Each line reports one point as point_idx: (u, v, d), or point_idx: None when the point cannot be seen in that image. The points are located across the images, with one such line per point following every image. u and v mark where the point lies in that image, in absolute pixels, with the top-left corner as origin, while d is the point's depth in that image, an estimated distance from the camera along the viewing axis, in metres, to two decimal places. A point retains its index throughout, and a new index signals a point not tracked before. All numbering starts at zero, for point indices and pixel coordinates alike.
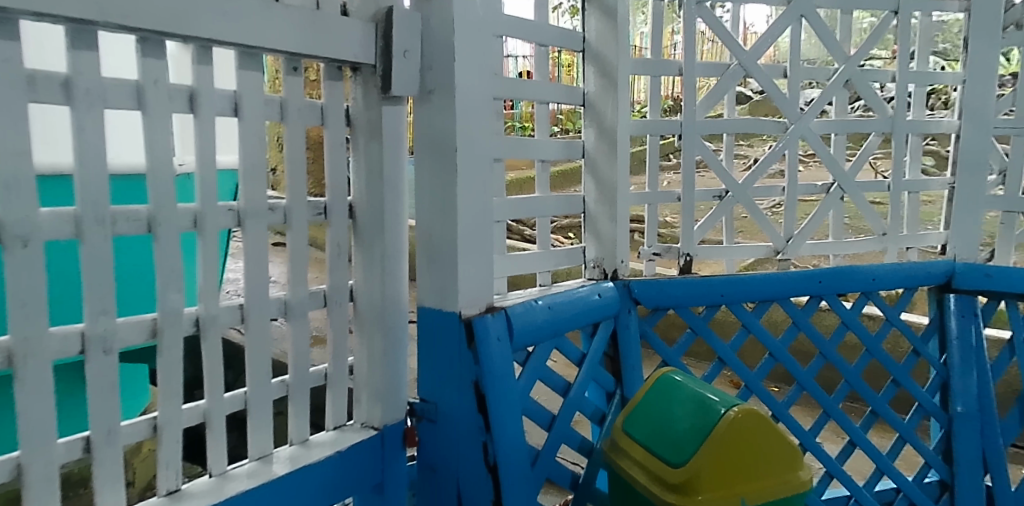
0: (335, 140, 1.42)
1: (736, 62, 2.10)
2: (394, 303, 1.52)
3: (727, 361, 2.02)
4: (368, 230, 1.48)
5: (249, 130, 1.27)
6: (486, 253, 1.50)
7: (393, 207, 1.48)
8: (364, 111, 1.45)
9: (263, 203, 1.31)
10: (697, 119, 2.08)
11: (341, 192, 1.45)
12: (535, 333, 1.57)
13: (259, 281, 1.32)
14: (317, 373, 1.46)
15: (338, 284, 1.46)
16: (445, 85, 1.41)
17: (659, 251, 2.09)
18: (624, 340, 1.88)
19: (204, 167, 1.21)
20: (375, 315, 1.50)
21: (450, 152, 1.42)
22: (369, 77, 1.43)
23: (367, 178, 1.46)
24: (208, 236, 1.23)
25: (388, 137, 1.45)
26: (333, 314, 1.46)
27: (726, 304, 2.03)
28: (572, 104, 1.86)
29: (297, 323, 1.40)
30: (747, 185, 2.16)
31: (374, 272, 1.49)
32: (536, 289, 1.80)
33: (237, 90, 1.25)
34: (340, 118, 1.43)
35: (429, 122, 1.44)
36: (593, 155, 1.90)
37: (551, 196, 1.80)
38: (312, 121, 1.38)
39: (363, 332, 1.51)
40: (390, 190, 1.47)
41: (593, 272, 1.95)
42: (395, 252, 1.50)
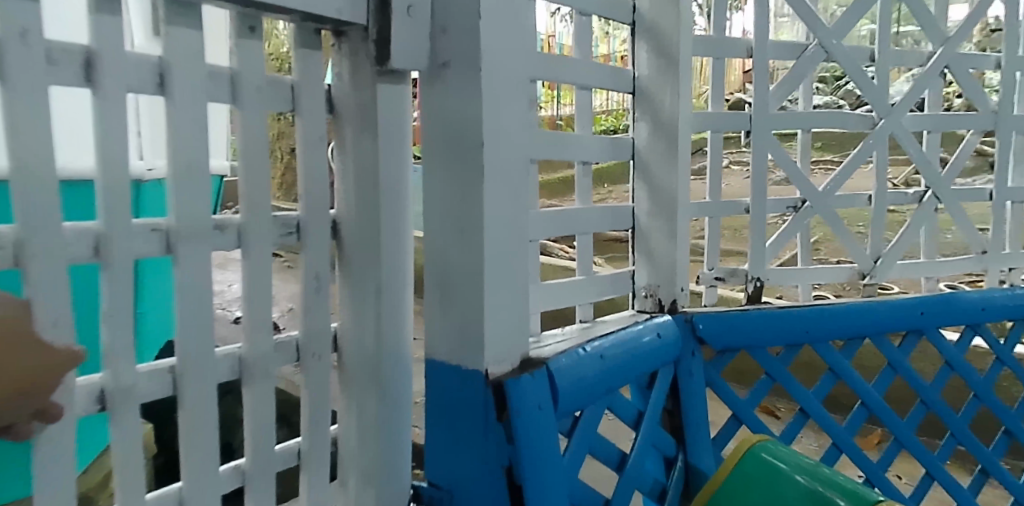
0: (310, 133, 1.03)
1: (816, 42, 1.72)
2: (393, 353, 1.11)
3: (812, 413, 1.62)
4: (357, 258, 1.09)
5: (181, 116, 0.88)
6: (519, 287, 1.09)
7: (392, 224, 1.09)
8: (352, 93, 1.05)
9: (205, 220, 0.92)
10: (770, 111, 1.67)
11: (320, 206, 1.05)
12: (585, 393, 1.16)
13: (200, 331, 0.93)
14: (285, 451, 1.05)
15: (315, 329, 1.07)
16: (462, 56, 1.01)
17: (723, 275, 1.69)
18: (686, 391, 1.48)
19: (108, 170, 0.82)
20: (367, 371, 1.10)
21: (471, 146, 1.01)
22: (360, 51, 1.04)
23: (358, 187, 1.07)
24: (116, 270, 0.84)
25: (387, 129, 1.06)
26: (310, 372, 1.06)
27: (810, 344, 1.63)
28: (619, 90, 1.46)
29: (256, 387, 1.00)
30: (829, 193, 1.76)
31: (366, 314, 1.09)
32: (575, 326, 1.40)
33: (163, 56, 0.86)
34: (318, 102, 1.03)
35: (440, 107, 1.04)
36: (646, 155, 1.50)
37: (595, 207, 1.41)
38: (278, 107, 0.99)
39: (351, 392, 1.11)
40: (388, 199, 1.07)
41: (645, 302, 1.54)
42: (395, 284, 1.10)
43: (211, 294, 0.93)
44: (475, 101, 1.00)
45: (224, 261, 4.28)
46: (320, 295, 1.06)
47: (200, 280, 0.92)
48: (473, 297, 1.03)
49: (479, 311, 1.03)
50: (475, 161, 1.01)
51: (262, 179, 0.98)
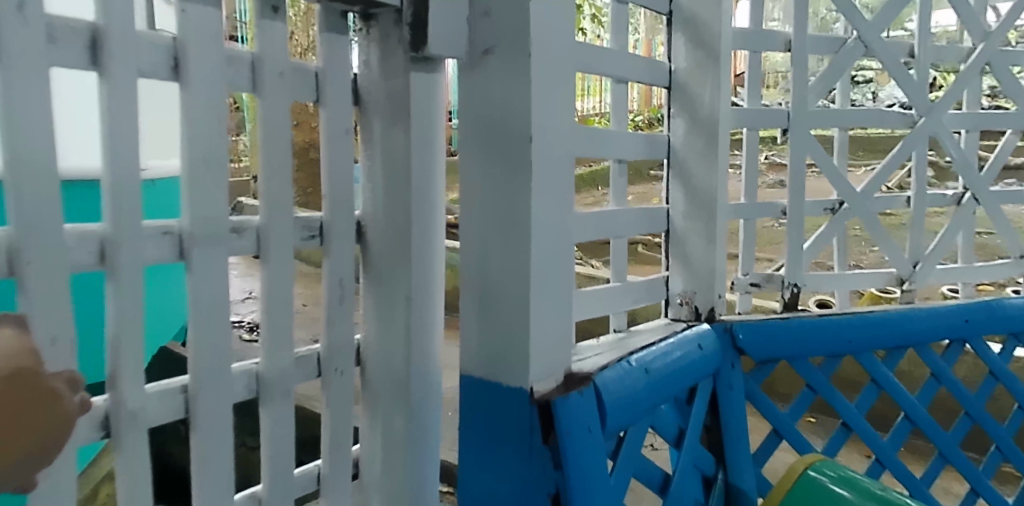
0: (334, 126, 0.98)
1: (855, 35, 1.63)
2: (423, 365, 1.05)
3: (856, 427, 1.53)
4: (382, 260, 1.04)
5: (197, 108, 0.83)
6: (563, 296, 1.00)
7: (425, 224, 1.04)
8: (381, 83, 1.01)
9: (223, 223, 0.86)
10: (808, 108, 1.59)
11: (345, 211, 1.00)
12: (633, 411, 1.07)
13: (215, 342, 0.87)
14: (302, 475, 1.00)
15: (339, 341, 1.02)
16: (506, 43, 0.92)
17: (758, 281, 1.61)
18: (726, 405, 1.39)
19: (113, 170, 0.76)
20: (395, 386, 1.05)
21: (516, 143, 0.92)
22: (389, 38, 1.00)
23: (385, 185, 1.03)
24: (122, 278, 0.77)
25: (419, 122, 1.00)
26: (331, 388, 1.01)
27: (852, 354, 1.54)
28: (656, 84, 1.36)
29: (275, 405, 0.95)
30: (868, 195, 1.68)
31: (391, 322, 1.04)
32: (610, 337, 1.30)
33: (178, 37, 0.80)
34: (341, 92, 0.99)
35: (480, 100, 0.96)
36: (682, 154, 1.40)
37: (631, 209, 1.31)
38: (302, 96, 0.95)
39: (377, 406, 1.07)
40: (421, 200, 1.03)
41: (680, 310, 1.44)
42: (426, 293, 1.05)
43: (228, 301, 0.88)
44: (521, 93, 0.91)
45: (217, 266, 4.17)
46: (343, 304, 1.01)
47: (216, 287, 0.87)
48: (516, 308, 0.94)
49: (524, 324, 0.94)
50: (520, 159, 0.92)
51: (283, 177, 0.93)
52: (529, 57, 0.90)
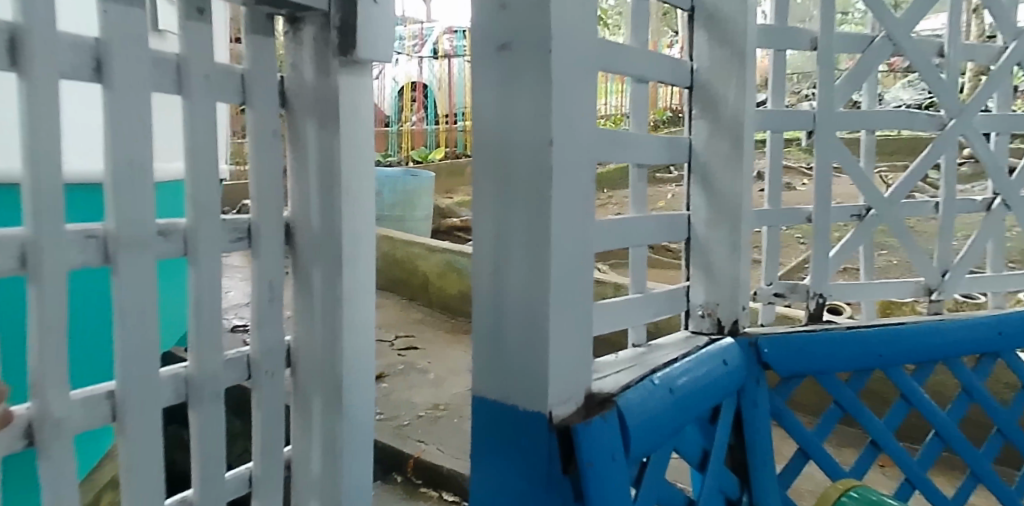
0: (262, 130, 1.19)
1: (883, 33, 1.56)
2: (344, 360, 1.31)
3: (886, 446, 1.46)
4: (307, 261, 1.29)
5: (122, 110, 0.96)
6: (583, 312, 0.93)
7: (350, 229, 1.30)
8: (312, 88, 1.26)
9: (151, 228, 1.01)
10: (834, 109, 1.51)
11: (276, 227, 1.23)
12: (658, 435, 1.00)
13: (140, 332, 1.01)
14: (235, 479, 1.22)
15: (268, 342, 1.23)
16: (523, 40, 0.85)
17: (783, 291, 1.54)
18: (750, 424, 1.32)
19: (36, 177, 0.89)
20: (322, 376, 1.31)
21: (536, 150, 0.85)
22: (313, 59, 1.26)
23: (319, 195, 1.28)
24: (49, 279, 0.91)
25: (346, 125, 1.28)
26: (263, 388, 1.23)
27: (882, 369, 1.47)
28: (677, 84, 1.28)
29: (203, 408, 1.12)
30: (896, 200, 1.60)
31: (314, 321, 1.30)
32: (630, 351, 1.23)
33: (101, 41, 0.94)
34: (265, 101, 1.19)
35: (495, 103, 0.89)
36: (706, 158, 1.32)
37: (651, 216, 1.23)
38: (228, 97, 1.13)
39: (302, 397, 1.32)
40: (347, 213, 1.30)
41: (702, 322, 1.37)
42: (348, 296, 1.32)
43: (151, 301, 1.02)
44: (539, 95, 0.85)
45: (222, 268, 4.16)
46: (274, 305, 1.23)
47: (143, 283, 1.01)
48: (533, 324, 0.88)
49: (542, 342, 0.87)
50: (538, 166, 0.85)
51: (210, 186, 1.10)
52: (549, 56, 0.84)
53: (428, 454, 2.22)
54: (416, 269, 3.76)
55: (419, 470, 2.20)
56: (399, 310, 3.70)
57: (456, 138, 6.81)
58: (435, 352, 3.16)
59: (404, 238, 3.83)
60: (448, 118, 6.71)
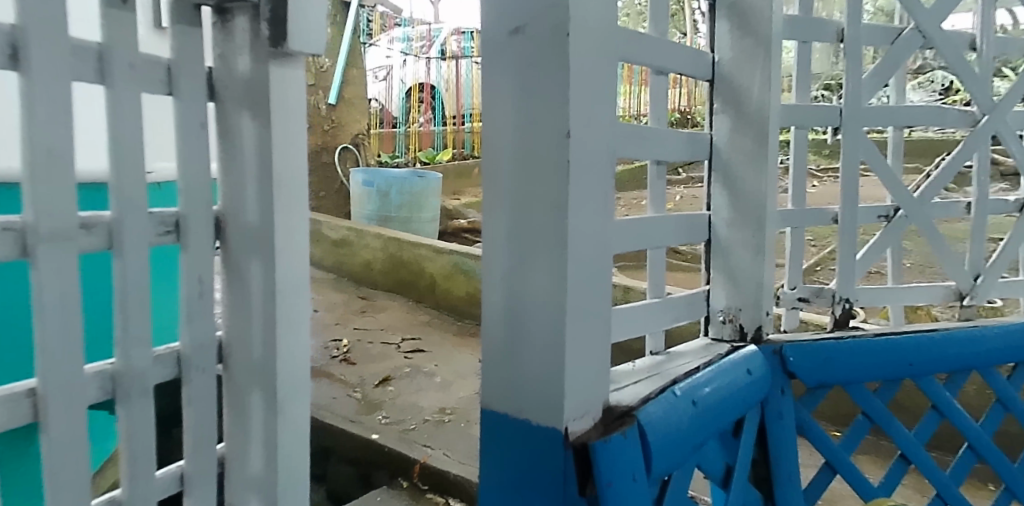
0: (187, 119, 1.13)
1: (913, 25, 1.48)
2: (280, 360, 1.27)
3: (917, 460, 1.38)
4: (239, 253, 1.24)
5: (45, 99, 0.93)
6: (601, 319, 0.86)
7: (286, 221, 1.25)
8: (244, 79, 1.21)
9: (72, 220, 0.97)
10: (862, 105, 1.44)
11: (207, 219, 1.18)
12: (681, 451, 0.93)
13: (64, 331, 0.97)
14: (166, 478, 1.16)
15: (200, 339, 1.18)
16: (539, 24, 0.79)
17: (807, 296, 1.47)
18: (775, 437, 1.24)
19: None
20: (256, 376, 1.26)
21: (555, 141, 0.78)
22: (239, 51, 1.21)
23: (256, 186, 1.22)
24: None
25: (273, 109, 1.22)
26: (194, 384, 1.17)
27: (913, 378, 1.39)
28: (697, 77, 1.21)
29: (133, 405, 1.07)
30: (927, 200, 1.52)
31: (245, 316, 1.25)
32: (647, 360, 1.15)
33: (16, 26, 0.91)
34: (194, 89, 1.14)
35: (508, 92, 0.82)
36: (728, 155, 1.25)
37: (670, 216, 1.16)
38: (153, 88, 1.08)
39: (236, 396, 1.27)
40: (284, 206, 1.24)
41: (722, 329, 1.30)
42: (289, 291, 1.26)
43: (76, 297, 0.98)
44: (556, 83, 0.78)
45: None
46: (203, 300, 1.19)
47: (61, 279, 0.96)
48: (548, 332, 0.81)
49: (560, 352, 0.80)
50: (555, 160, 0.79)
51: (139, 178, 1.06)
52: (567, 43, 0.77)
53: (434, 459, 2.15)
54: (423, 270, 3.70)
55: (424, 476, 2.12)
56: (406, 311, 3.64)
57: (462, 139, 6.87)
58: (441, 355, 3.09)
59: (410, 240, 3.76)
60: (455, 119, 6.70)
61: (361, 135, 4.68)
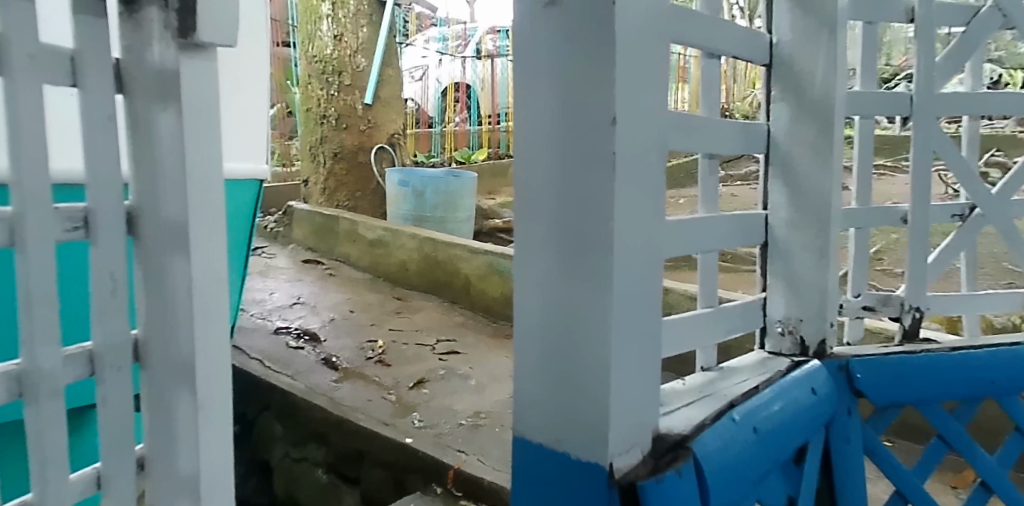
0: (93, 113, 0.89)
1: (994, 1, 1.33)
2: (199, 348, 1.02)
3: (1001, 490, 1.23)
4: (153, 247, 0.97)
5: None
6: (650, 333, 0.75)
7: (200, 212, 1.01)
8: (153, 69, 0.96)
9: None
10: (936, 91, 1.30)
11: (119, 212, 0.93)
12: (741, 486, 0.82)
13: None
14: (80, 482, 0.91)
15: (116, 339, 0.93)
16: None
17: (874, 304, 1.32)
18: (840, 464, 1.12)
19: None
20: (178, 368, 1.00)
21: (600, 136, 0.68)
22: (149, 43, 0.95)
23: (174, 177, 0.98)
24: None
25: (189, 104, 0.98)
26: (109, 388, 0.92)
27: (996, 397, 1.24)
28: (753, 62, 1.09)
29: (45, 414, 0.85)
30: (1008, 198, 1.37)
31: (162, 317, 0.99)
32: (698, 377, 1.04)
33: None
34: (106, 81, 0.90)
35: (544, 80, 0.73)
36: (787, 148, 1.13)
37: (724, 216, 1.05)
38: (54, 79, 0.86)
39: (156, 398, 0.99)
40: (208, 200, 1.02)
41: (781, 342, 1.18)
42: (211, 286, 1.03)
43: None
44: (599, 67, 0.68)
45: (265, 271, 4.12)
46: (117, 301, 0.93)
47: None
48: (589, 352, 0.71)
49: (604, 375, 0.70)
50: (599, 157, 0.69)
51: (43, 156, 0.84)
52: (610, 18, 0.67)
53: (468, 466, 2.04)
54: (458, 271, 3.61)
55: (458, 483, 2.02)
56: (441, 312, 3.55)
57: (498, 139, 6.81)
58: (476, 358, 2.99)
59: (445, 240, 3.67)
60: (490, 119, 6.59)
61: (397, 135, 4.63)
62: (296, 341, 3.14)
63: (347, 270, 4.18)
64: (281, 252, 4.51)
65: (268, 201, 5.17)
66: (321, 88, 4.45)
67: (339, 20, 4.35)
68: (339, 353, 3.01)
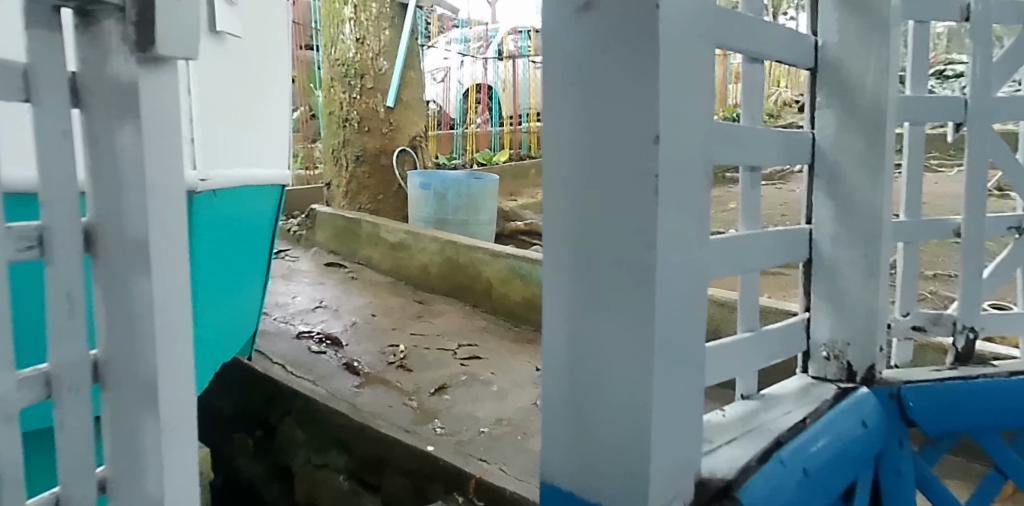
0: (45, 129, 0.74)
1: None
2: (164, 367, 0.84)
3: None
4: (112, 260, 0.80)
5: None
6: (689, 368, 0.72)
7: (164, 220, 0.84)
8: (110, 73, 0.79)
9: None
10: (992, 94, 1.21)
11: (75, 225, 0.77)
12: None
13: None
14: None
15: (75, 359, 0.78)
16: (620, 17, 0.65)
17: (924, 324, 1.23)
18: (891, 499, 1.04)
19: None
20: (142, 388, 0.82)
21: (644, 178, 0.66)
22: (109, 59, 0.79)
23: (130, 181, 0.80)
24: None
25: (148, 120, 0.81)
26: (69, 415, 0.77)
27: None
28: (797, 66, 1.01)
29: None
30: None
31: (123, 338, 0.81)
32: (737, 407, 0.97)
33: None
34: (64, 95, 0.75)
35: (591, 116, 0.70)
36: (833, 157, 1.04)
37: (767, 233, 0.97)
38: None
39: (121, 423, 0.82)
40: (169, 211, 0.84)
41: (825, 367, 1.10)
42: (177, 304, 0.85)
43: None
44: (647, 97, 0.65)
45: (288, 274, 4.10)
46: (75, 320, 0.77)
47: None
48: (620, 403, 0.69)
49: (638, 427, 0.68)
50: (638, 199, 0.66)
51: None
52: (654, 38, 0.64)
53: (490, 475, 1.98)
54: (479, 274, 3.55)
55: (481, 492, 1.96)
56: (462, 316, 3.49)
57: (518, 139, 6.77)
58: (498, 363, 2.92)
59: (467, 243, 3.61)
60: (512, 119, 6.62)
61: (419, 137, 4.57)
62: (318, 345, 3.09)
63: (369, 273, 4.14)
64: (303, 255, 4.48)
65: (291, 203, 5.13)
66: (343, 91, 4.41)
67: (361, 23, 4.31)
68: (360, 358, 2.96)
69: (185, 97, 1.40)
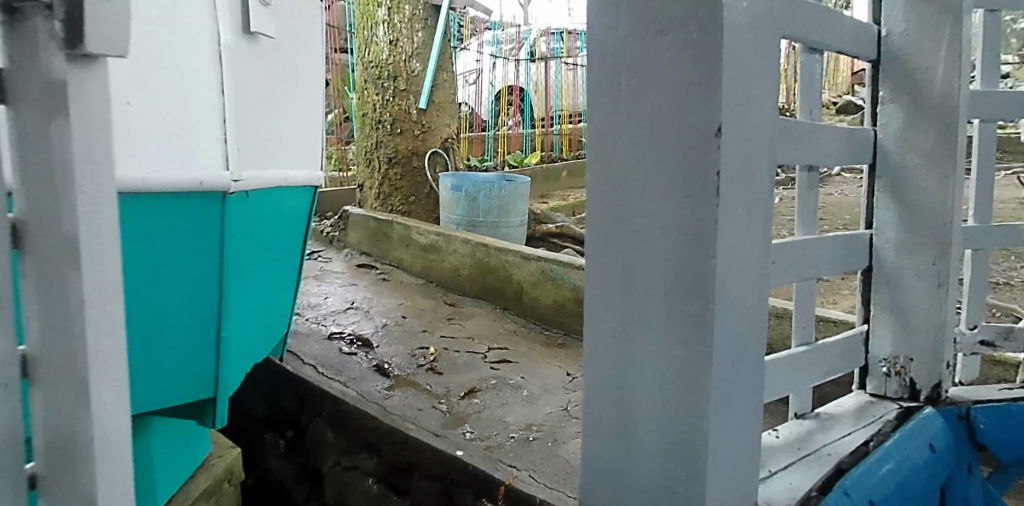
0: None
1: None
2: (101, 354, 0.62)
3: None
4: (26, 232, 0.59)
5: None
6: (741, 373, 0.77)
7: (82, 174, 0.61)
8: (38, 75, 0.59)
9: None
10: None
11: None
12: None
13: None
14: None
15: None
16: (689, 27, 0.71)
17: (996, 338, 1.18)
18: None
19: None
20: (70, 387, 0.61)
21: (700, 187, 0.72)
22: (38, 59, 0.59)
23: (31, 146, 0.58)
24: None
25: (85, 124, 0.61)
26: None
27: None
28: (862, 55, 1.02)
29: None
30: None
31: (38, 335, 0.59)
32: (795, 425, 0.97)
33: None
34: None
35: (645, 139, 0.77)
36: (899, 154, 1.07)
37: (825, 241, 0.92)
38: None
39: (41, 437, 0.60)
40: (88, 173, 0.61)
41: (888, 384, 1.11)
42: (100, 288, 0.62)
43: None
44: (706, 111, 0.71)
45: (320, 275, 4.09)
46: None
47: None
48: (667, 403, 0.76)
49: (692, 423, 0.74)
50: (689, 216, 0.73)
51: None
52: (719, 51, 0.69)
53: (519, 480, 1.93)
54: (510, 277, 3.49)
55: (509, 499, 1.90)
56: (493, 319, 3.44)
57: (551, 142, 6.75)
58: (529, 367, 2.86)
59: (498, 245, 3.57)
60: (544, 122, 6.61)
61: (451, 139, 4.47)
62: (349, 347, 3.06)
63: (401, 274, 4.11)
64: (335, 256, 4.46)
65: (324, 205, 5.12)
66: (376, 93, 4.42)
67: (395, 25, 4.30)
68: (391, 360, 2.92)
69: (218, 92, 1.35)
